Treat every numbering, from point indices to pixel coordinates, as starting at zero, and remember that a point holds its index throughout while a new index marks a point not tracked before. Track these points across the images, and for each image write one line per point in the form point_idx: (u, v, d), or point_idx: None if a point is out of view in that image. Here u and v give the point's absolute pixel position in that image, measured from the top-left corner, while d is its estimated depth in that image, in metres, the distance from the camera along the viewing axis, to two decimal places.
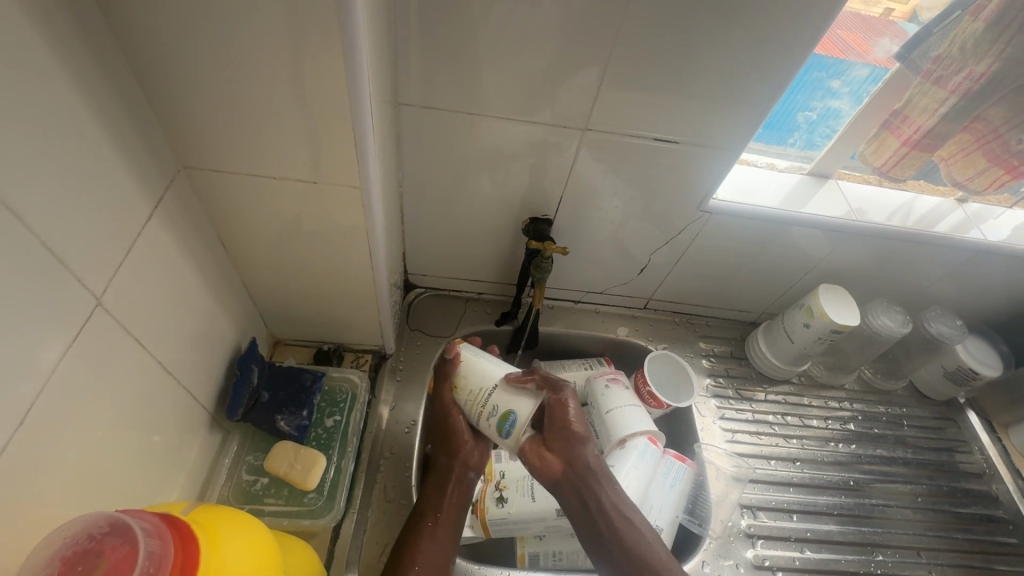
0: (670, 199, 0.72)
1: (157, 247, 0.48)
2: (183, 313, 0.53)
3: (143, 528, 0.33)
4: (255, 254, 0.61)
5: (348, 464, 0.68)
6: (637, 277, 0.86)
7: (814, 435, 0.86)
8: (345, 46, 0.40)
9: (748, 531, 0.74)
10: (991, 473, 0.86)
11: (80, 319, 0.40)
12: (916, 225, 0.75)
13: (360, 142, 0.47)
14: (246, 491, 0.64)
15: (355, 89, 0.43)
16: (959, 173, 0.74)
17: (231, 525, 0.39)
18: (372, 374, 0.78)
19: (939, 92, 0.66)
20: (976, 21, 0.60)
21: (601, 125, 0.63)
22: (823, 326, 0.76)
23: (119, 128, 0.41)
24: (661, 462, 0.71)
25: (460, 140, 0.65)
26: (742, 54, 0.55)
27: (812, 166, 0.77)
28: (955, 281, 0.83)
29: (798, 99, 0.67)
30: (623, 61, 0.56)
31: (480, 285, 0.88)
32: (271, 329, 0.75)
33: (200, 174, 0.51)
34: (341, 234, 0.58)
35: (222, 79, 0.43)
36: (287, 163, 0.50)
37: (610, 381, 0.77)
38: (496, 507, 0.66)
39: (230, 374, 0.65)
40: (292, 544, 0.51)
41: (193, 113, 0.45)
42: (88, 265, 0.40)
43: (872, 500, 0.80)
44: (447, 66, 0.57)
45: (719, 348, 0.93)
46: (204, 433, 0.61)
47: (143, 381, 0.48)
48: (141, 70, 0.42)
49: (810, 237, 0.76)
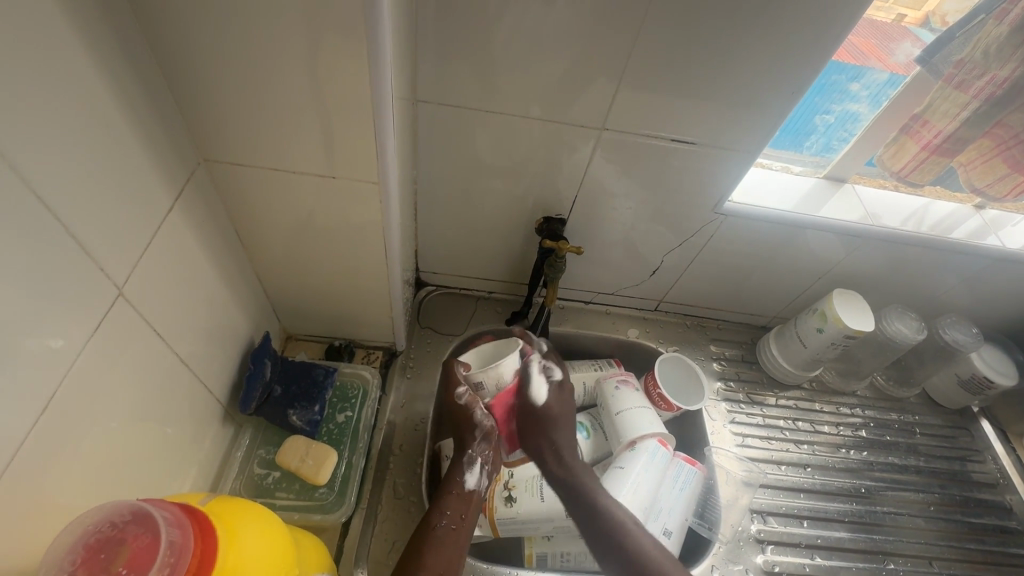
0: (684, 201, 0.71)
1: (176, 239, 0.48)
2: (199, 307, 0.53)
3: (163, 517, 0.33)
4: (271, 249, 0.61)
5: (359, 459, 0.68)
6: (648, 279, 0.85)
7: (825, 441, 0.85)
8: (368, 41, 0.40)
9: (758, 536, 0.73)
10: (1004, 483, 0.85)
11: (101, 310, 0.40)
12: (933, 231, 0.74)
13: (380, 138, 0.47)
14: (257, 484, 0.65)
15: (377, 85, 0.43)
16: (978, 179, 0.73)
17: (247, 519, 0.39)
18: (382, 371, 0.78)
19: (960, 96, 0.65)
20: (1000, 25, 0.60)
21: (618, 125, 0.63)
22: (837, 331, 0.75)
23: (143, 120, 0.41)
24: (671, 465, 0.71)
25: (477, 138, 0.65)
26: (763, 56, 0.55)
27: (827, 171, 0.76)
28: (971, 289, 0.82)
29: (816, 102, 0.67)
30: (643, 61, 0.56)
31: (490, 284, 0.88)
32: (283, 324, 0.75)
33: (220, 168, 0.51)
34: (357, 230, 0.58)
35: (245, 73, 0.43)
36: (307, 158, 0.50)
37: (621, 382, 0.77)
38: (505, 506, 0.66)
39: (243, 368, 0.65)
40: (304, 539, 0.51)
41: (214, 108, 0.45)
42: (109, 256, 0.40)
43: (884, 508, 0.80)
44: (466, 63, 0.57)
45: (729, 351, 0.92)
46: (216, 426, 0.61)
47: (159, 373, 0.49)
48: (165, 63, 0.42)
49: (824, 242, 0.75)
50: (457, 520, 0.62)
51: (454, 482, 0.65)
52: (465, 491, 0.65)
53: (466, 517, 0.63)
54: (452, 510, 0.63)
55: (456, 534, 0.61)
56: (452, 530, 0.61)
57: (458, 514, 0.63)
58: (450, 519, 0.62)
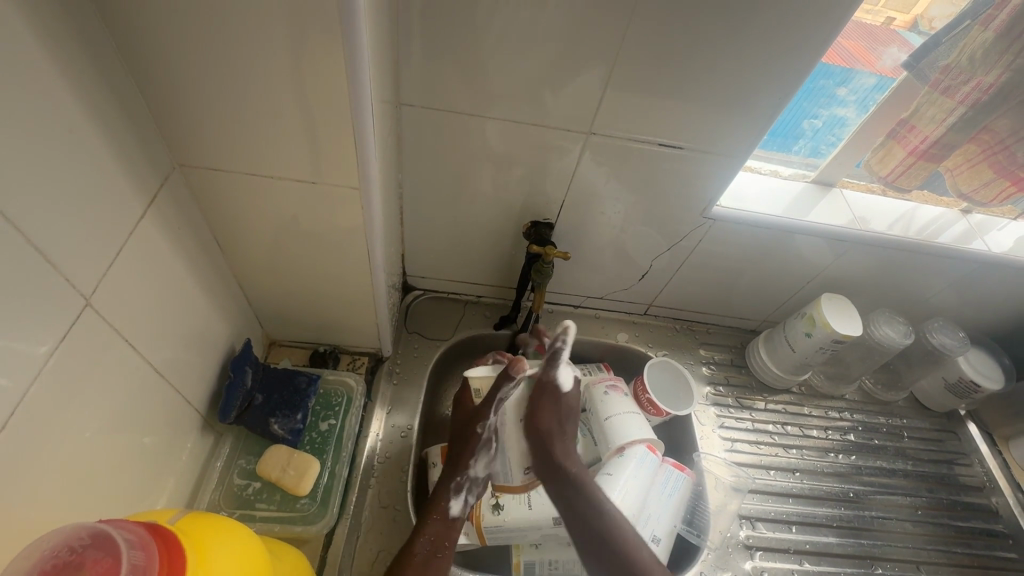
0: (672, 206, 0.71)
1: (149, 246, 0.47)
2: (175, 315, 0.52)
3: (127, 540, 0.32)
4: (251, 255, 0.60)
5: (342, 469, 0.67)
6: (637, 283, 0.85)
7: (813, 445, 0.85)
8: (345, 42, 0.39)
9: (746, 542, 0.73)
10: (990, 486, 0.85)
11: (67, 321, 0.39)
12: (920, 236, 0.74)
13: (360, 142, 0.46)
14: (237, 495, 0.63)
15: (354, 88, 0.42)
16: (964, 185, 0.74)
17: (218, 536, 0.38)
18: (368, 377, 0.77)
19: (947, 102, 0.65)
20: (986, 32, 0.59)
21: (605, 129, 0.62)
22: (825, 335, 0.75)
23: (112, 126, 0.40)
24: (660, 471, 0.70)
25: (462, 142, 0.64)
26: (749, 59, 0.54)
27: (815, 174, 0.76)
28: (958, 293, 0.82)
29: (804, 106, 0.67)
30: (628, 65, 0.55)
31: (478, 288, 0.87)
32: (266, 331, 0.74)
33: (195, 173, 0.50)
34: (338, 235, 0.57)
35: (218, 74, 0.42)
36: (286, 163, 0.49)
37: (610, 388, 0.76)
38: (492, 514, 0.65)
39: (223, 376, 0.64)
40: (283, 553, 0.50)
41: (188, 111, 0.44)
42: (76, 265, 0.39)
43: (872, 513, 0.80)
44: (449, 66, 0.56)
45: (719, 355, 0.92)
46: (195, 435, 0.60)
47: (133, 383, 0.47)
48: (135, 66, 0.41)
49: (813, 247, 0.75)
50: (440, 547, 0.61)
51: (440, 502, 0.65)
52: (450, 516, 0.64)
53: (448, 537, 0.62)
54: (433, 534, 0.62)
55: (439, 558, 0.60)
56: (435, 553, 0.60)
57: (440, 537, 0.62)
58: (432, 544, 0.61)
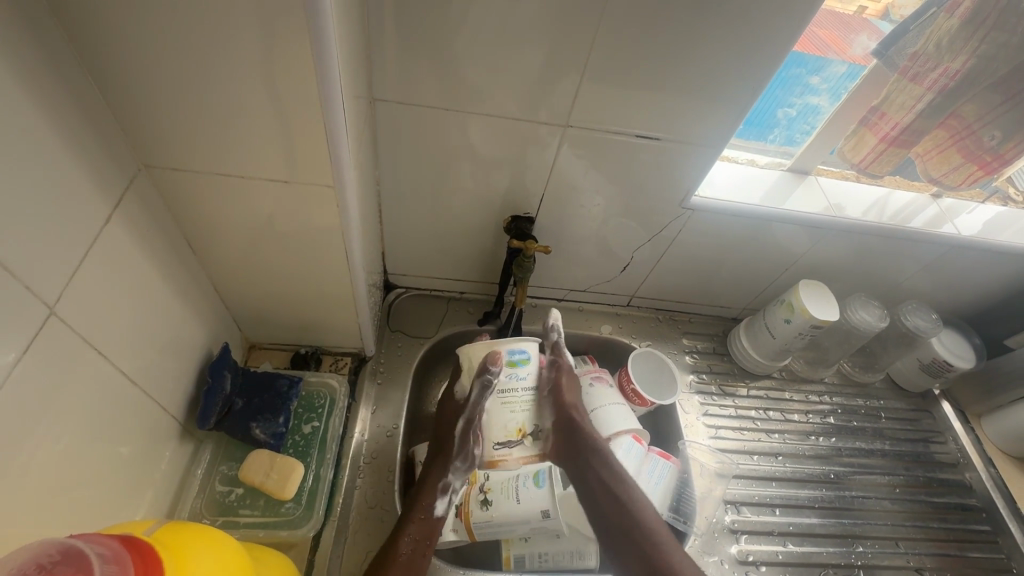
0: (651, 197, 0.71)
1: (116, 251, 0.45)
2: (147, 322, 0.51)
3: (100, 555, 0.31)
4: (227, 257, 0.59)
5: (326, 472, 0.66)
6: (619, 274, 0.85)
7: (794, 429, 0.86)
8: (313, 36, 0.38)
9: (731, 526, 0.75)
10: (965, 462, 0.88)
11: (31, 332, 0.37)
12: (892, 220, 0.75)
13: (333, 139, 0.45)
14: (219, 502, 0.63)
15: (324, 83, 0.41)
16: (934, 169, 0.76)
17: (198, 545, 0.38)
18: (352, 377, 0.76)
19: (915, 88, 0.67)
20: (951, 18, 0.61)
21: (582, 122, 0.62)
22: (804, 322, 0.76)
23: (70, 127, 0.39)
24: (646, 460, 0.72)
25: (438, 137, 0.63)
26: (722, 46, 0.54)
27: (792, 162, 0.77)
28: (930, 276, 0.84)
29: (779, 95, 0.67)
30: (603, 56, 0.55)
31: (461, 284, 0.86)
32: (245, 334, 0.73)
33: (163, 174, 0.48)
34: (315, 234, 0.56)
35: (178, 71, 0.40)
36: (257, 162, 0.48)
37: (595, 379, 0.77)
38: (480, 509, 0.64)
39: (201, 383, 0.63)
40: (266, 558, 0.49)
41: (150, 109, 0.43)
42: (38, 274, 0.37)
43: (852, 493, 0.82)
44: (423, 58, 0.55)
45: (701, 344, 0.93)
46: (173, 443, 0.59)
47: (106, 393, 0.46)
48: (93, 64, 0.39)
49: (790, 234, 0.76)
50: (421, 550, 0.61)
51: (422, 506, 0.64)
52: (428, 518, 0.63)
53: (429, 541, 0.62)
54: (415, 534, 0.62)
55: (421, 558, 0.60)
56: (415, 553, 0.60)
57: (423, 537, 0.62)
58: (413, 545, 0.60)
